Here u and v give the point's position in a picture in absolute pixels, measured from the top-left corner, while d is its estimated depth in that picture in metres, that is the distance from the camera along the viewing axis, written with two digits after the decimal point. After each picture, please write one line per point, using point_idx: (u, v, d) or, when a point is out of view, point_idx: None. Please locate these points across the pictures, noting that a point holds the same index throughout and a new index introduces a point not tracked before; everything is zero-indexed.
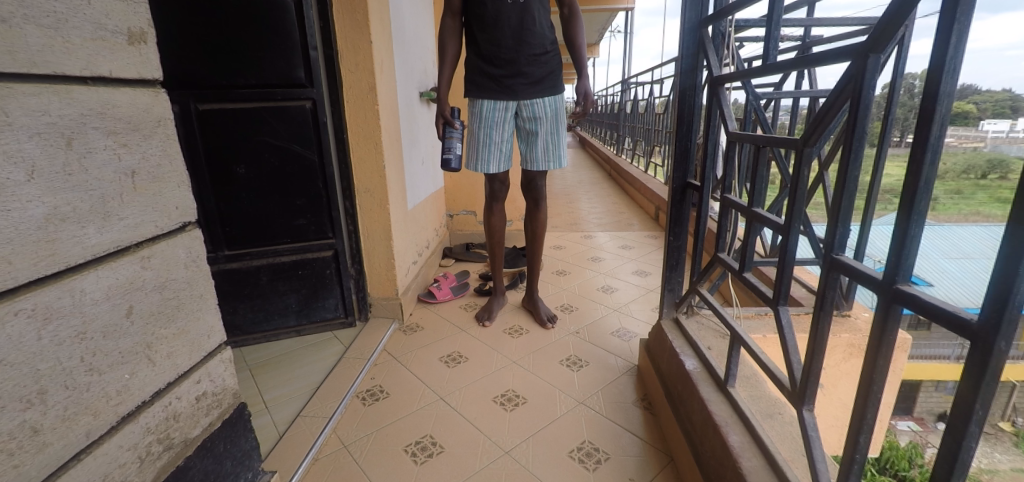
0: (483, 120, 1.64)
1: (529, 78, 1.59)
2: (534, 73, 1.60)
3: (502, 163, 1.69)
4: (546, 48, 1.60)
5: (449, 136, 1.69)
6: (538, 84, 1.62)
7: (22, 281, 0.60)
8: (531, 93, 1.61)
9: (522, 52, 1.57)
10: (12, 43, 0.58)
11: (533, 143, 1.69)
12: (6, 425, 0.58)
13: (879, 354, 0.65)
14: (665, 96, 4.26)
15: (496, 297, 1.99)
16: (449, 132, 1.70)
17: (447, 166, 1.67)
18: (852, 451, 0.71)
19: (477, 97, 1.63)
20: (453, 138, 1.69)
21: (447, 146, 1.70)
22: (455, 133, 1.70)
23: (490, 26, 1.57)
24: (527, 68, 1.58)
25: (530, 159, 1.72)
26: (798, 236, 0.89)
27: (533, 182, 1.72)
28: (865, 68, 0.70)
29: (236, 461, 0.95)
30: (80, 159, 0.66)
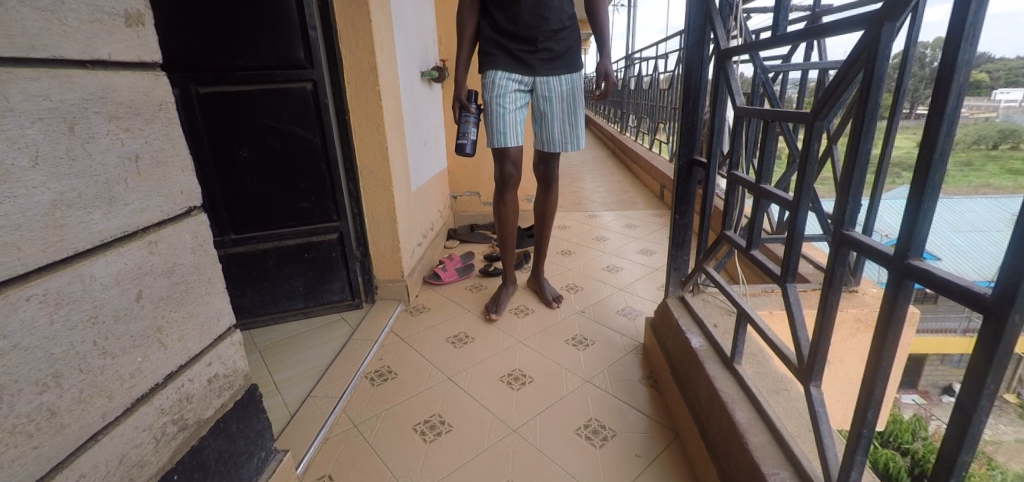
0: (496, 90, 1.57)
1: (549, 54, 1.57)
2: (554, 49, 1.57)
3: (516, 138, 1.63)
4: (564, 24, 1.56)
5: (465, 120, 1.67)
6: (555, 61, 1.59)
7: (32, 267, 0.60)
8: (547, 69, 1.59)
9: (541, 27, 1.53)
10: (8, 26, 0.57)
11: (547, 123, 1.66)
12: (24, 409, 0.59)
13: (889, 329, 0.65)
14: (670, 71, 4.17)
15: (506, 287, 1.89)
16: (463, 114, 1.67)
17: (462, 151, 1.66)
18: (860, 426, 0.72)
19: (489, 69, 1.57)
20: (467, 120, 1.67)
21: (461, 128, 1.67)
22: (468, 114, 1.66)
23: (508, 2, 1.53)
24: (547, 44, 1.55)
25: (544, 140, 1.68)
26: (807, 212, 0.88)
27: (547, 165, 1.71)
28: (880, 37, 0.68)
29: (250, 440, 0.97)
30: (83, 145, 0.66)
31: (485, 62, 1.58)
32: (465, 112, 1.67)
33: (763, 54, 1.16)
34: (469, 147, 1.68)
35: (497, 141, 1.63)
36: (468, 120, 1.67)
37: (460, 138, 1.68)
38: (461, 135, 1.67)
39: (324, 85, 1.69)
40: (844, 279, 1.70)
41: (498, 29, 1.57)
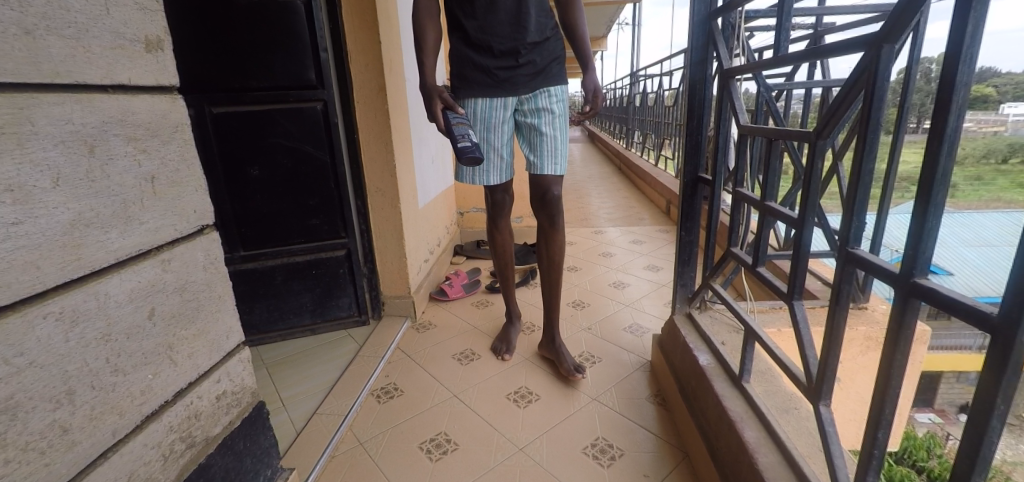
0: (479, 121, 1.51)
1: (532, 68, 1.44)
2: (537, 62, 1.44)
3: (501, 174, 1.55)
4: (546, 35, 1.44)
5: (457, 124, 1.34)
6: (539, 75, 1.45)
7: (50, 285, 0.61)
8: (530, 86, 1.45)
9: (519, 39, 1.41)
10: (35, 53, 0.59)
11: (537, 145, 1.49)
12: (37, 425, 0.60)
13: (898, 348, 0.65)
14: (674, 88, 4.22)
15: (512, 325, 1.76)
16: (454, 120, 1.35)
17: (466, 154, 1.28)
18: (871, 446, 0.71)
19: (467, 96, 1.49)
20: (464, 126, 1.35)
21: (457, 137, 1.31)
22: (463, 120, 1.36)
23: (481, 11, 1.42)
24: (529, 57, 1.43)
25: (533, 164, 1.50)
26: (812, 229, 0.88)
27: (549, 193, 1.49)
28: (880, 58, 0.69)
29: (257, 458, 0.97)
30: (102, 165, 0.68)
31: (461, 85, 1.51)
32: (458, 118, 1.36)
33: (765, 73, 1.18)
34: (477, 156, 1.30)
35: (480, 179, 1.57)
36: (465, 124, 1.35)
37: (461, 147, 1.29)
38: (461, 142, 1.29)
39: (334, 104, 1.73)
40: (852, 296, 1.69)
41: (470, 42, 1.46)
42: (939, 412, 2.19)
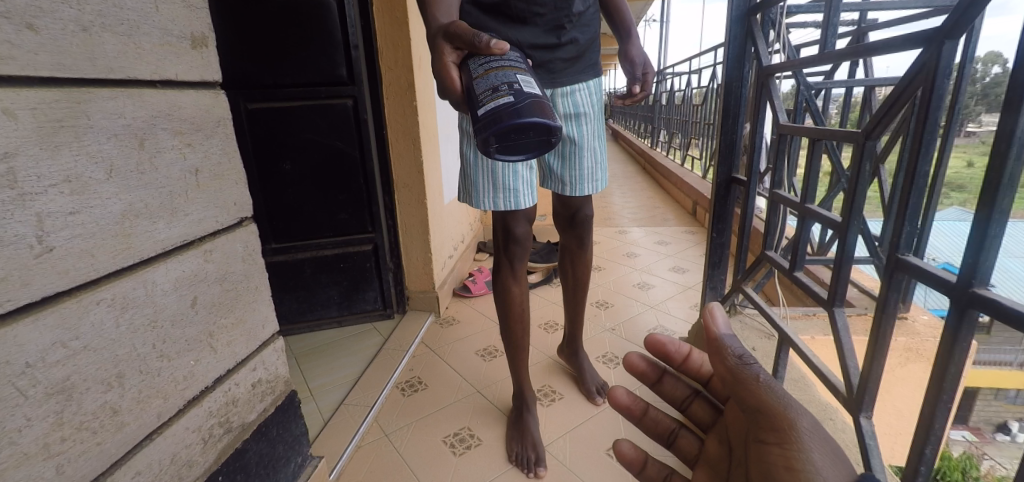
0: None
1: (574, 48, 1.18)
2: (580, 41, 1.18)
3: (530, 194, 1.19)
4: (587, 6, 1.18)
5: (494, 76, 0.78)
6: (578, 60, 1.21)
7: (103, 273, 0.64)
8: (570, 74, 1.20)
9: (560, 11, 1.12)
10: (91, 50, 0.61)
11: (576, 157, 1.28)
12: (90, 407, 0.62)
13: (950, 362, 0.67)
14: (703, 87, 4.13)
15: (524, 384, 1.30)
16: (477, 69, 0.80)
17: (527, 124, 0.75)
18: (916, 463, 0.77)
19: None
20: (502, 69, 0.79)
21: (491, 94, 0.76)
22: (494, 62, 0.80)
23: None
24: (572, 35, 1.16)
25: (571, 181, 1.31)
26: (855, 236, 0.95)
27: (579, 214, 1.37)
28: (940, 53, 0.67)
29: (289, 445, 1.00)
30: (151, 158, 0.70)
31: None
32: (487, 59, 0.81)
33: (806, 71, 1.16)
34: (544, 120, 0.76)
35: (509, 205, 1.17)
36: (502, 67, 0.80)
37: (506, 111, 0.74)
38: (500, 103, 0.75)
39: (364, 101, 1.75)
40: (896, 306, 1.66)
41: (492, 11, 1.10)
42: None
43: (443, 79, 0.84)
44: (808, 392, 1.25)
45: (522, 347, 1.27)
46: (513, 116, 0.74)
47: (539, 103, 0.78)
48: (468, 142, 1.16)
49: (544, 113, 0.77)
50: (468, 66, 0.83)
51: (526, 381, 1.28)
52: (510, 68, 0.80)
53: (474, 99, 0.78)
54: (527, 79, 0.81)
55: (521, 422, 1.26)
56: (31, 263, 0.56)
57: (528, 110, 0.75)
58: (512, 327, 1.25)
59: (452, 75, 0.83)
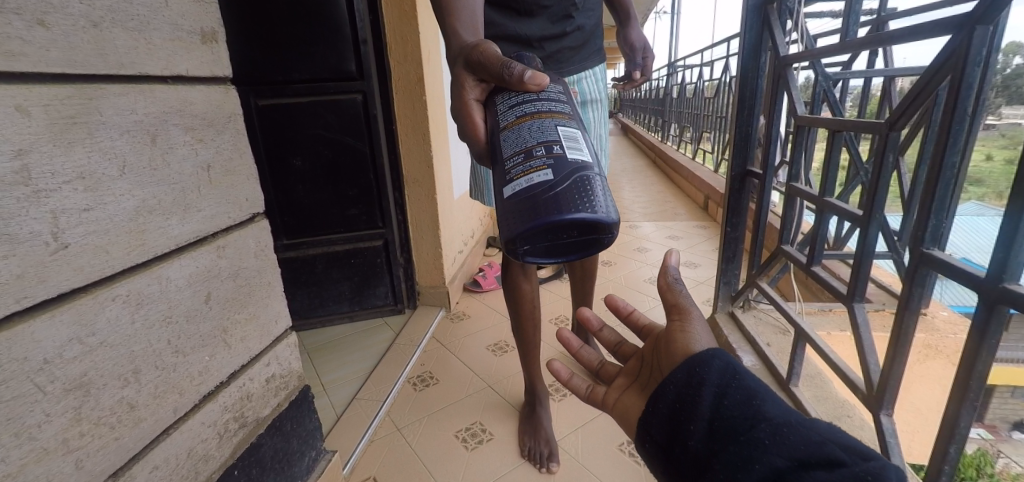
0: None
1: (580, 36, 1.16)
2: (586, 27, 1.16)
3: None
4: None
5: (527, 141, 0.66)
6: (584, 47, 1.18)
7: (118, 269, 0.64)
8: (576, 63, 1.17)
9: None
10: (102, 45, 0.61)
11: None
12: (107, 402, 0.62)
13: (978, 356, 0.69)
14: (715, 79, 4.06)
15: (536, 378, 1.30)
16: (510, 123, 0.69)
17: (564, 210, 0.60)
18: (941, 462, 0.78)
19: None
20: (540, 128, 0.66)
21: (523, 166, 0.64)
22: (531, 114, 0.68)
23: None
24: (578, 22, 1.14)
25: None
26: (876, 232, 0.93)
27: None
28: (971, 41, 0.68)
29: (303, 439, 1.00)
30: (163, 154, 0.70)
31: None
32: (522, 108, 0.69)
33: (824, 61, 1.14)
34: (590, 213, 0.60)
35: None
36: (540, 125, 0.67)
37: (538, 192, 0.61)
38: (533, 181, 0.62)
39: (373, 96, 1.74)
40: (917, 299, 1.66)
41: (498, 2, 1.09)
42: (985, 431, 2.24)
43: (465, 119, 0.76)
44: (825, 387, 1.23)
45: (532, 341, 1.26)
46: (546, 203, 0.60)
47: (585, 180, 0.63)
48: None
49: (590, 196, 0.62)
50: (494, 108, 0.72)
51: (538, 377, 1.28)
52: (546, 125, 0.67)
53: (502, 165, 0.66)
54: (574, 141, 0.66)
55: (533, 417, 1.25)
56: (47, 260, 0.56)
57: (568, 194, 0.61)
58: (522, 323, 1.24)
59: (475, 117, 0.75)
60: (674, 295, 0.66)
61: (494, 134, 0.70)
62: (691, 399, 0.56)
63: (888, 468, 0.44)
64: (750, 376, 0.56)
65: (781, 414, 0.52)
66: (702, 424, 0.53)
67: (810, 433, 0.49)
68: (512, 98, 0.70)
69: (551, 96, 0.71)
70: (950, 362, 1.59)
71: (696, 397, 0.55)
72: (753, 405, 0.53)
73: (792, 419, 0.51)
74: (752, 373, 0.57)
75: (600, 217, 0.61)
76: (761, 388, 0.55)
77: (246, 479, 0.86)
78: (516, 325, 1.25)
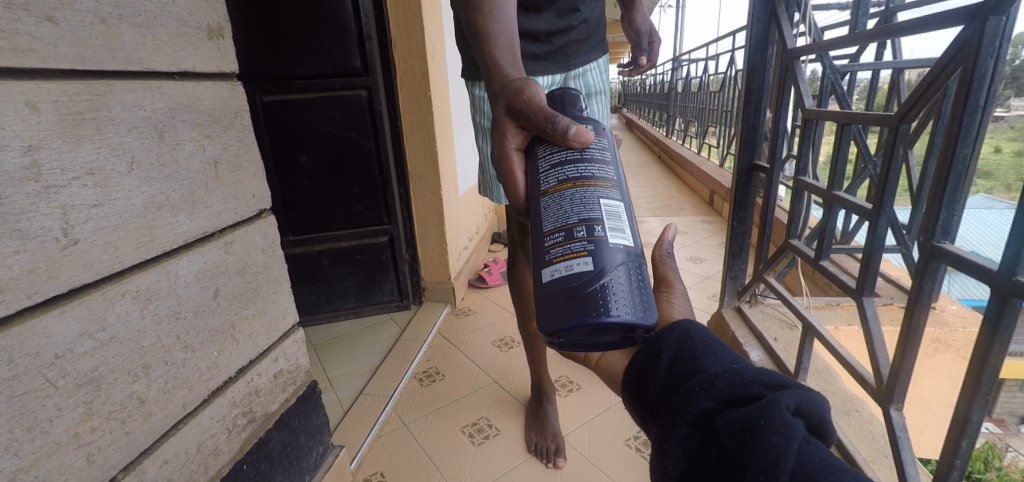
0: None
1: (586, 28, 1.15)
2: (591, 19, 1.16)
3: None
4: None
5: (569, 218, 0.59)
6: (590, 39, 1.17)
7: (127, 265, 0.64)
8: (582, 57, 1.16)
9: None
10: (110, 42, 0.61)
11: None
12: (118, 397, 0.63)
13: (991, 351, 0.69)
14: (720, 74, 4.03)
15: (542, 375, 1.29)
16: (552, 188, 0.61)
17: (604, 312, 0.53)
18: (953, 456, 0.77)
19: None
20: (585, 202, 0.59)
21: (562, 249, 0.57)
22: (577, 183, 0.60)
23: None
24: (584, 15, 1.13)
25: None
26: (886, 226, 0.92)
27: None
28: (984, 32, 0.67)
29: (310, 434, 1.01)
30: (171, 150, 0.70)
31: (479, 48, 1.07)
32: (567, 173, 0.61)
33: (832, 53, 1.13)
34: (634, 319, 0.53)
35: None
36: (584, 198, 0.59)
37: (578, 287, 0.55)
38: (574, 270, 0.55)
39: (378, 92, 1.74)
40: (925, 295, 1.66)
41: None
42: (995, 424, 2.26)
43: (504, 171, 0.68)
44: (833, 383, 1.23)
45: (540, 338, 1.25)
46: (586, 303, 0.54)
47: (631, 275, 0.56)
48: (482, 135, 1.14)
49: (636, 296, 0.55)
50: (536, 166, 0.64)
51: (544, 373, 1.28)
52: (590, 197, 0.60)
53: (540, 239, 0.60)
54: (620, 220, 0.59)
55: (540, 413, 1.26)
56: (58, 256, 0.56)
57: (610, 294, 0.54)
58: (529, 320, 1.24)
59: (516, 171, 0.67)
60: (659, 265, 0.66)
61: (533, 198, 0.63)
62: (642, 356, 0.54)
63: (786, 395, 0.43)
64: (710, 335, 0.54)
65: (721, 363, 0.49)
66: (656, 382, 0.51)
67: (735, 374, 0.46)
68: (557, 158, 0.63)
69: (600, 156, 0.63)
70: (959, 355, 1.58)
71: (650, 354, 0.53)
72: (692, 358, 0.50)
73: (730, 367, 0.48)
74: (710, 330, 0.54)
75: (644, 323, 0.54)
76: (717, 344, 0.52)
77: (255, 474, 0.86)
78: (523, 323, 1.25)
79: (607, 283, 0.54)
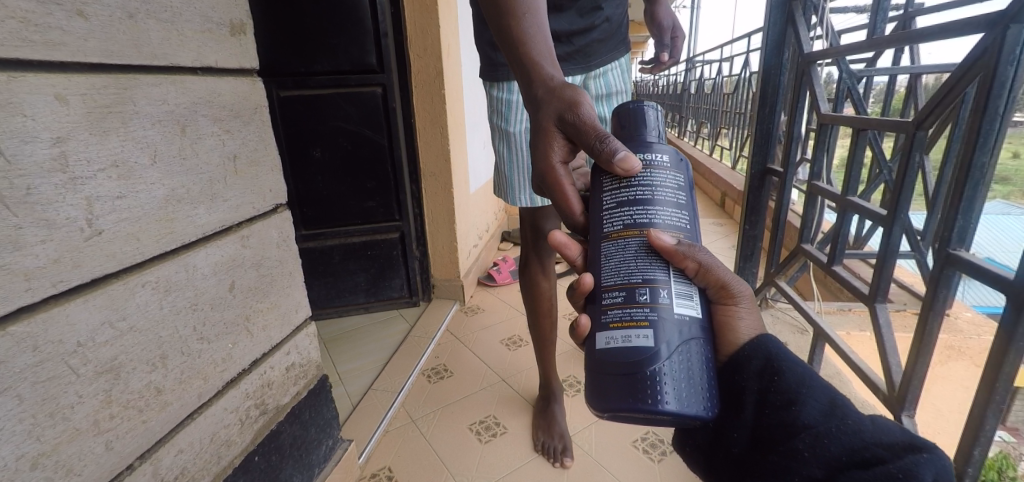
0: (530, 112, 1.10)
1: (608, 28, 1.15)
2: (612, 19, 1.15)
3: None
4: None
5: (633, 281, 0.55)
6: (611, 38, 1.17)
7: (148, 256, 0.65)
8: (603, 57, 1.15)
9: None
10: (137, 36, 0.62)
11: None
12: (136, 386, 0.64)
13: (1005, 360, 0.68)
14: (735, 75, 3.98)
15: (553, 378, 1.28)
16: (616, 233, 0.57)
17: (650, 395, 0.50)
18: (965, 464, 0.76)
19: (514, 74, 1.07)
20: (650, 259, 0.56)
21: (619, 313, 0.55)
22: (643, 233, 0.56)
23: None
24: (606, 14, 1.13)
25: None
26: (900, 233, 0.91)
27: None
28: (1005, 40, 0.66)
29: (320, 427, 1.02)
30: (192, 144, 0.71)
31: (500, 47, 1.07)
32: (633, 217, 0.57)
33: (850, 58, 1.12)
34: (679, 410, 0.50)
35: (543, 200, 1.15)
36: (650, 254, 0.56)
37: (633, 363, 0.52)
38: (632, 343, 0.53)
39: (393, 89, 1.75)
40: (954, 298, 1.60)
41: None
42: (1010, 430, 2.23)
43: (551, 185, 0.63)
44: (846, 389, 1.21)
45: (549, 339, 1.26)
46: (640, 385, 0.51)
47: (692, 360, 0.52)
48: (499, 137, 1.14)
49: (693, 385, 0.51)
50: (601, 202, 0.59)
51: (553, 372, 1.28)
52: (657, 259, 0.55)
53: (598, 292, 0.58)
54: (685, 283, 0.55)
55: (547, 412, 1.26)
56: (82, 246, 0.57)
57: (667, 379, 0.51)
58: (540, 321, 1.24)
59: (566, 187, 0.62)
60: (714, 273, 0.55)
61: (592, 237, 0.60)
62: (726, 405, 0.55)
63: (922, 465, 0.41)
64: (803, 369, 0.53)
65: (822, 411, 0.49)
66: (747, 431, 0.52)
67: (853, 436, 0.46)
68: (623, 197, 0.57)
69: (672, 195, 0.57)
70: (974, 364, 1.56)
71: (734, 405, 0.54)
72: (792, 411, 0.50)
73: (838, 420, 0.48)
74: (801, 360, 0.53)
75: (700, 415, 0.52)
76: (809, 381, 0.51)
77: (266, 465, 0.87)
78: (533, 323, 1.25)
79: (660, 365, 0.51)
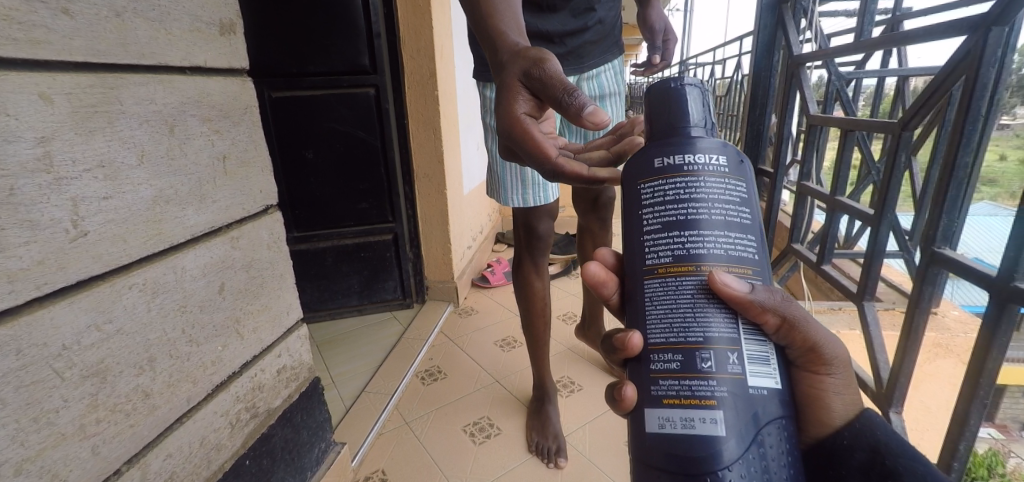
0: None
1: (601, 30, 1.15)
2: (605, 20, 1.16)
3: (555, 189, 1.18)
4: None
5: (691, 351, 0.48)
6: (604, 40, 1.17)
7: (135, 258, 0.64)
8: (596, 58, 1.16)
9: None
10: (124, 35, 0.61)
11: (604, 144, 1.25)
12: (123, 389, 0.63)
13: (989, 356, 0.69)
14: (727, 78, 4.01)
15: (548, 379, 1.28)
16: (663, 268, 0.50)
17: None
18: (951, 459, 0.77)
19: None
20: (712, 307, 0.47)
21: (674, 388, 0.48)
22: (700, 270, 0.48)
23: None
24: (599, 15, 1.13)
25: None
26: (888, 232, 0.92)
27: (606, 199, 1.34)
28: (987, 42, 0.66)
29: (313, 430, 1.01)
30: (181, 144, 0.70)
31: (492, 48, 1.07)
32: (685, 247, 0.49)
33: (838, 60, 1.13)
34: None
35: (536, 200, 1.16)
36: (709, 303, 0.47)
37: (695, 455, 0.45)
38: (692, 429, 0.46)
39: (386, 91, 1.75)
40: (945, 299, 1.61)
41: None
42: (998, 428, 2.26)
43: (518, 136, 0.61)
44: None
45: (542, 340, 1.26)
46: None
47: (763, 447, 0.45)
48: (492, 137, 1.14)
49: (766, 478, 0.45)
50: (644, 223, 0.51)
51: (547, 373, 1.28)
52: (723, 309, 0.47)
53: (644, 353, 0.50)
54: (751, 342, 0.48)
55: (541, 413, 1.25)
56: (67, 247, 0.56)
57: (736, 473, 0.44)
58: (533, 322, 1.24)
59: (536, 136, 0.60)
60: (802, 334, 0.47)
61: (632, 269, 0.52)
62: None
63: None
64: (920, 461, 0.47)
65: None
66: None
67: None
68: (668, 217, 0.50)
69: (730, 215, 0.49)
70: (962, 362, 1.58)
71: None
72: None
73: None
74: (913, 449, 0.48)
75: None
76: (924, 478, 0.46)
77: (257, 469, 0.86)
78: (525, 324, 1.25)
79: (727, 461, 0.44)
